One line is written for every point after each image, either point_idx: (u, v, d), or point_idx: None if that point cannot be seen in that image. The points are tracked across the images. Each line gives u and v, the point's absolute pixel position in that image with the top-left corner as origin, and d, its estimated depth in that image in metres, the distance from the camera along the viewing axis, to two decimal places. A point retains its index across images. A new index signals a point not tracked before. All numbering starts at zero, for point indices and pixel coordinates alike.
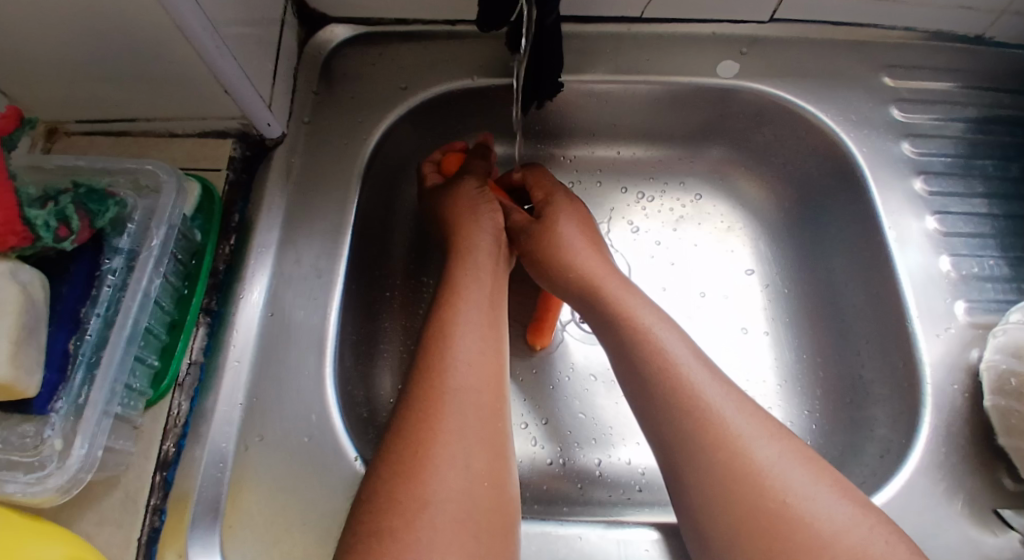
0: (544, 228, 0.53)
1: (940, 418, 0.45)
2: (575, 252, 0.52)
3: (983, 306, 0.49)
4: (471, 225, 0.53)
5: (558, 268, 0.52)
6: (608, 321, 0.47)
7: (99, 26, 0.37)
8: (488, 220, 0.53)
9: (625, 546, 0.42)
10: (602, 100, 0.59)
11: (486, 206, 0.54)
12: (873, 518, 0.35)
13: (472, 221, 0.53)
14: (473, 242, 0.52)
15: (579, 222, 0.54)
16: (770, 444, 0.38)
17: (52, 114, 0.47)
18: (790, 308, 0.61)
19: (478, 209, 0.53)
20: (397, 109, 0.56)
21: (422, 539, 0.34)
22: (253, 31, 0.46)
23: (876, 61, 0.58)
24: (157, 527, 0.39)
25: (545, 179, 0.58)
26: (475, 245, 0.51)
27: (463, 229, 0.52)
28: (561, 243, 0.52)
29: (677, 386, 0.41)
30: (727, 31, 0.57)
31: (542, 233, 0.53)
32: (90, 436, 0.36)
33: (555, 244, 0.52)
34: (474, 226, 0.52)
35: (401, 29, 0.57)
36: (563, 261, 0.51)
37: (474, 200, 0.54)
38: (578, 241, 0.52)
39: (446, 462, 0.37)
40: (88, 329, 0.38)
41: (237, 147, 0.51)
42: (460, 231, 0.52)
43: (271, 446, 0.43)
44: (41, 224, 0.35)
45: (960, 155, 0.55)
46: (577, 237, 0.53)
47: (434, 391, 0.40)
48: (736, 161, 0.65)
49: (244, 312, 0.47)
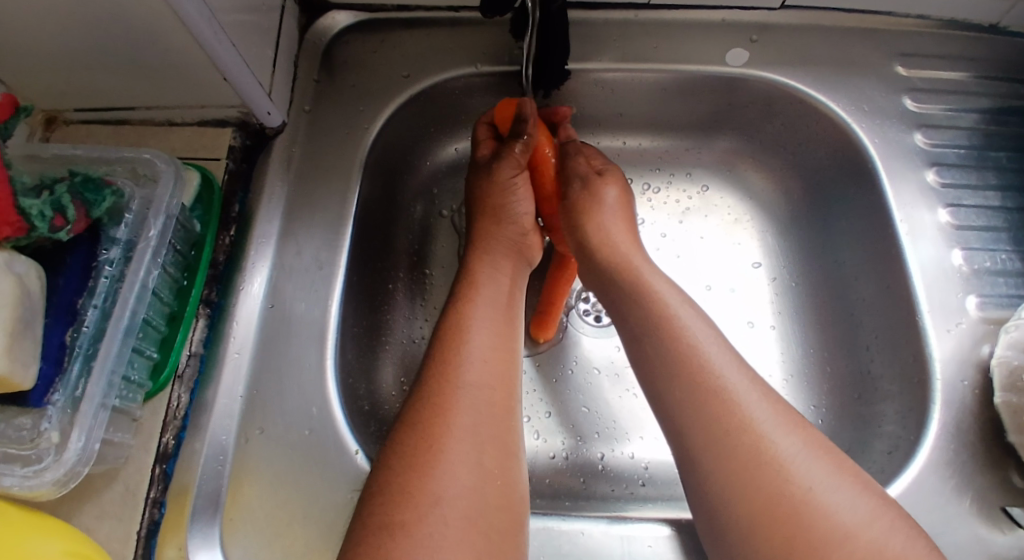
0: (595, 179, 0.53)
1: (949, 414, 0.45)
2: (609, 222, 0.52)
3: (996, 300, 0.48)
4: (504, 210, 0.52)
5: (593, 225, 0.51)
6: (633, 311, 0.46)
7: (89, 10, 0.36)
8: (523, 196, 0.53)
9: (629, 542, 0.42)
10: (609, 88, 0.58)
11: (524, 176, 0.53)
12: (893, 513, 0.34)
13: (507, 206, 0.52)
14: (499, 235, 0.52)
15: (621, 190, 0.54)
16: (793, 436, 0.37)
17: (50, 102, 0.46)
18: (798, 302, 0.60)
19: (517, 180, 0.52)
20: (399, 97, 0.55)
21: (433, 534, 0.33)
22: (253, 17, 0.45)
23: (889, 49, 0.56)
24: (156, 521, 0.38)
25: (596, 154, 0.56)
26: (500, 238, 0.52)
27: (486, 227, 0.52)
28: (603, 201, 0.52)
29: (687, 378, 0.40)
30: (737, 18, 0.56)
31: (593, 186, 0.53)
32: (87, 429, 0.35)
33: (599, 202, 0.52)
34: (509, 211, 0.52)
35: (404, 17, 0.56)
36: (595, 224, 0.51)
37: (507, 184, 0.52)
38: (614, 220, 0.52)
39: (458, 457, 0.37)
40: (85, 321, 0.37)
41: (237, 135, 0.50)
42: (489, 226, 0.52)
43: (272, 439, 0.43)
44: (35, 213, 0.35)
45: (974, 147, 0.54)
46: (617, 207, 0.53)
47: (447, 385, 0.40)
48: (743, 152, 0.64)
49: (244, 303, 0.46)
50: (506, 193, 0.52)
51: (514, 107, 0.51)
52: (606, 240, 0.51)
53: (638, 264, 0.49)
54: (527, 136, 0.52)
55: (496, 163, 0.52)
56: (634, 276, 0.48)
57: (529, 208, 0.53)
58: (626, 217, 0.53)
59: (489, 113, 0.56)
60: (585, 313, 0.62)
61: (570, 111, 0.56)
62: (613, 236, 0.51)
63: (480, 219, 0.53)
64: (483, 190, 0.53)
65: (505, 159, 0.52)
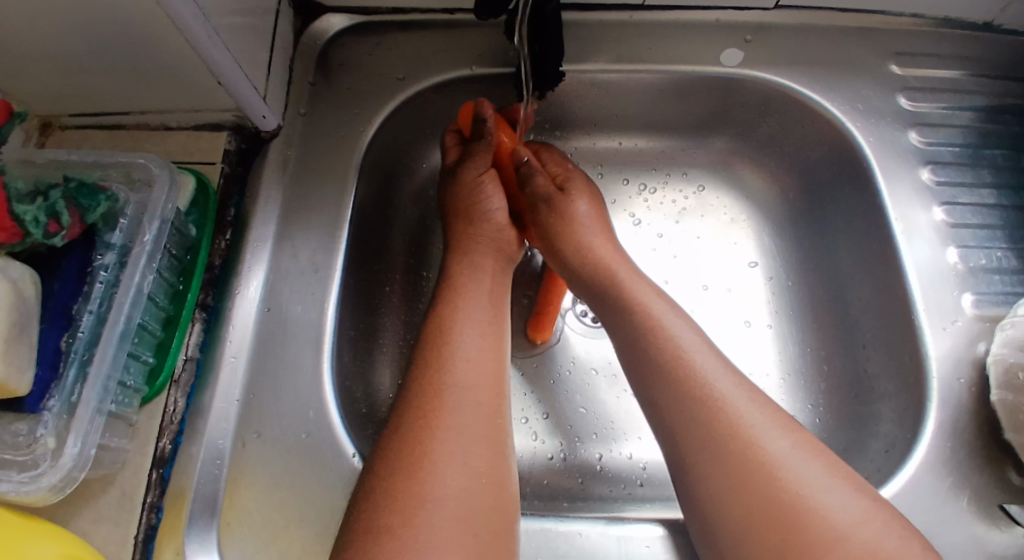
0: (561, 198, 0.53)
1: (946, 413, 0.45)
2: (585, 232, 0.52)
3: (991, 298, 0.48)
4: (477, 209, 0.53)
5: (569, 246, 0.52)
6: (620, 313, 0.46)
7: (84, 16, 0.36)
8: (492, 193, 0.53)
9: (626, 542, 0.42)
10: (604, 90, 0.58)
11: (493, 175, 0.53)
12: (885, 513, 0.34)
13: (480, 205, 0.53)
14: (478, 235, 0.52)
15: (591, 203, 0.54)
16: (782, 436, 0.37)
17: (45, 108, 0.46)
18: (795, 301, 0.60)
19: (486, 179, 0.53)
20: (394, 99, 0.55)
21: (421, 536, 0.33)
22: (248, 21, 0.45)
23: (884, 48, 0.56)
24: (153, 525, 0.38)
25: (559, 159, 0.57)
26: (478, 238, 0.52)
27: (462, 229, 0.53)
28: (576, 218, 0.52)
29: (677, 382, 0.40)
30: (732, 18, 0.56)
31: (561, 207, 0.52)
32: (82, 434, 0.35)
33: (572, 221, 0.52)
34: (481, 210, 0.53)
35: (399, 19, 0.56)
36: (574, 245, 0.51)
37: (474, 184, 0.53)
38: (590, 224, 0.53)
39: (444, 459, 0.37)
40: (81, 326, 0.37)
41: (232, 139, 0.50)
42: (463, 227, 0.53)
43: (269, 443, 0.43)
44: (30, 219, 0.35)
45: (969, 145, 0.54)
46: (590, 220, 0.53)
47: (433, 388, 0.40)
48: (739, 152, 0.64)
49: (240, 307, 0.46)
50: (476, 192, 0.53)
51: (473, 108, 0.51)
52: (589, 256, 0.51)
53: (622, 275, 0.49)
54: (490, 136, 0.51)
55: (462, 165, 0.53)
56: (619, 285, 0.48)
57: (502, 204, 0.53)
58: (602, 226, 0.53)
59: (455, 121, 0.56)
60: (581, 314, 0.62)
61: (531, 106, 0.54)
62: (592, 248, 0.51)
63: (456, 222, 0.53)
64: (454, 195, 0.54)
65: (471, 162, 0.53)
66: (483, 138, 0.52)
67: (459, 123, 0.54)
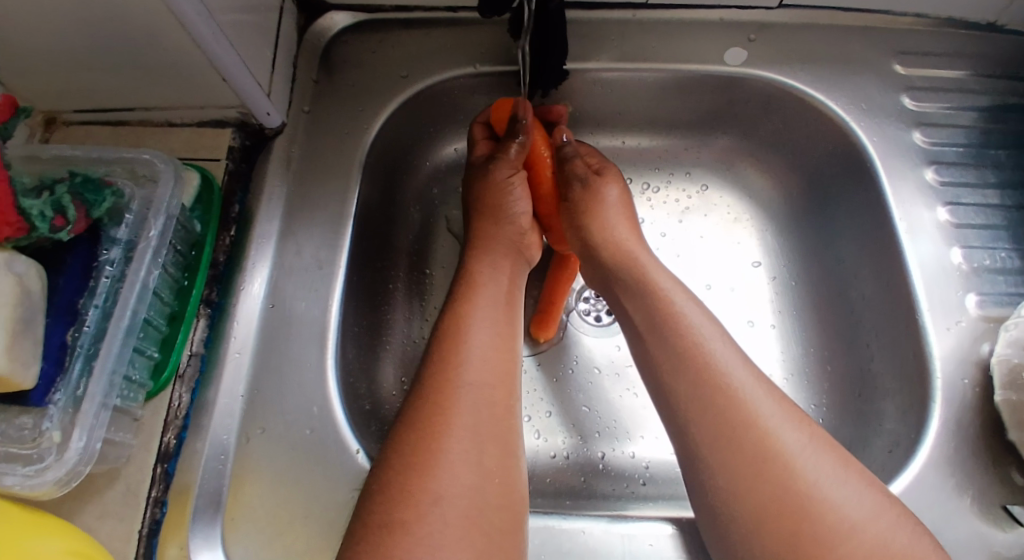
0: (595, 179, 0.53)
1: (950, 412, 0.45)
2: (612, 219, 0.52)
3: (995, 298, 0.48)
4: (502, 210, 0.52)
5: (594, 225, 0.51)
6: (640, 307, 0.46)
7: (89, 11, 0.36)
8: (520, 197, 0.53)
9: (630, 540, 0.42)
10: (608, 88, 0.58)
11: (520, 178, 0.52)
12: (899, 509, 0.35)
13: (505, 206, 0.52)
14: (499, 237, 0.51)
15: (621, 189, 0.54)
16: (800, 433, 0.37)
17: (49, 103, 0.46)
18: (798, 301, 0.60)
19: (513, 181, 0.52)
20: (397, 97, 0.55)
21: (433, 534, 0.33)
22: (253, 18, 0.45)
23: (887, 48, 0.56)
24: (158, 520, 0.38)
25: (593, 153, 0.56)
26: (499, 239, 0.51)
27: (484, 227, 0.52)
28: (604, 200, 0.52)
29: (696, 373, 0.40)
30: (735, 17, 0.56)
31: (594, 187, 0.52)
32: (88, 429, 0.35)
33: (602, 205, 0.52)
34: (507, 210, 0.52)
35: (402, 17, 0.56)
36: (598, 224, 0.51)
37: (503, 185, 0.52)
38: (619, 213, 0.52)
39: (458, 456, 0.37)
40: (86, 321, 0.37)
41: (237, 136, 0.50)
42: (485, 226, 0.52)
43: (272, 439, 0.43)
44: (36, 214, 0.35)
45: (972, 145, 0.54)
46: (618, 207, 0.52)
47: (447, 385, 0.40)
48: (742, 151, 0.64)
49: (244, 303, 0.46)
50: (504, 193, 0.52)
51: (511, 106, 0.52)
52: (612, 241, 0.50)
53: (646, 262, 0.49)
54: (524, 136, 0.52)
55: (493, 164, 0.52)
56: (640, 273, 0.48)
57: (528, 208, 0.53)
58: (628, 215, 0.53)
59: (485, 112, 0.56)
60: (585, 313, 0.62)
61: (565, 109, 0.56)
62: (618, 234, 0.51)
63: (478, 220, 0.52)
64: (478, 192, 0.53)
65: (501, 161, 0.52)
66: (517, 135, 0.52)
67: (494, 117, 0.54)
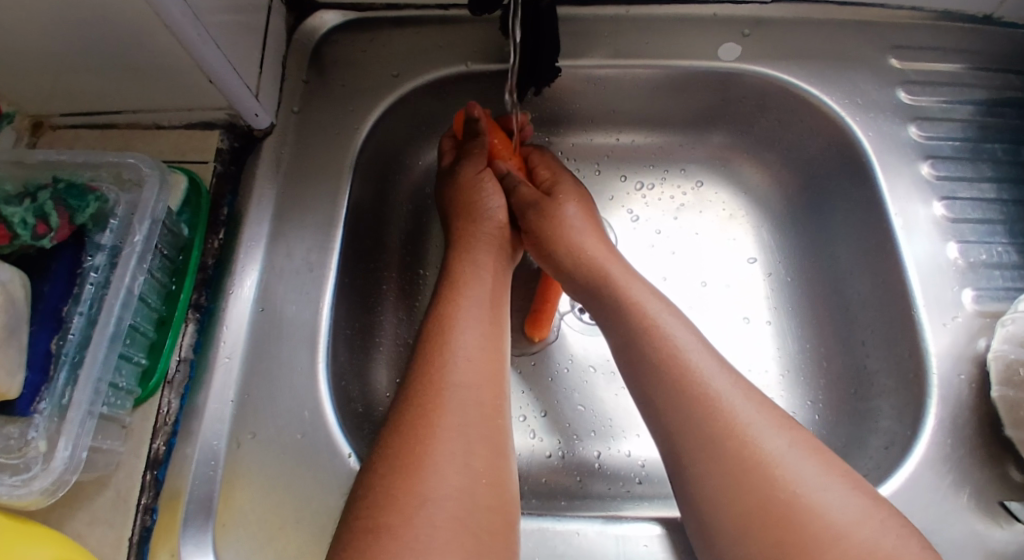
0: (548, 202, 0.53)
1: (946, 410, 0.44)
2: (575, 233, 0.51)
3: (992, 294, 0.48)
4: (477, 207, 0.53)
5: (558, 245, 0.51)
6: (615, 319, 0.46)
7: (72, 12, 0.35)
8: (492, 193, 0.54)
9: (624, 541, 0.42)
10: (602, 85, 0.57)
11: (489, 174, 0.54)
12: (885, 511, 0.34)
13: (479, 202, 0.53)
14: (477, 232, 0.52)
15: (580, 206, 0.54)
16: (780, 435, 0.37)
17: (36, 107, 0.46)
18: (794, 297, 0.60)
19: (483, 177, 0.53)
20: (388, 98, 0.54)
21: (421, 536, 0.33)
22: (240, 18, 0.44)
23: (883, 42, 0.56)
24: (148, 526, 0.38)
25: (550, 162, 0.58)
26: (477, 237, 0.52)
27: (462, 227, 0.53)
28: (563, 222, 0.52)
29: (676, 381, 0.40)
30: (729, 12, 0.55)
31: (549, 210, 0.52)
32: (74, 437, 0.35)
33: (559, 224, 0.52)
34: (481, 207, 0.53)
35: (393, 15, 0.56)
36: (565, 247, 0.51)
37: (474, 182, 0.53)
38: (582, 223, 0.52)
39: (445, 459, 0.36)
40: (71, 329, 0.37)
41: (225, 138, 0.49)
42: (463, 225, 0.53)
43: (263, 444, 0.42)
44: (17, 221, 0.36)
45: (969, 139, 0.53)
46: (580, 221, 0.52)
47: (434, 387, 0.40)
48: (738, 147, 0.63)
49: (233, 308, 0.46)
50: (474, 190, 0.53)
51: (465, 110, 0.53)
52: (583, 257, 0.50)
53: (610, 269, 0.49)
54: (482, 133, 0.53)
55: (459, 164, 0.54)
56: (611, 283, 0.48)
57: (501, 202, 0.54)
58: (593, 227, 0.53)
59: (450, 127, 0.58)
60: (579, 312, 0.61)
61: (526, 117, 0.57)
62: (586, 250, 0.50)
63: (457, 221, 0.53)
64: (454, 195, 0.54)
65: (468, 160, 0.53)
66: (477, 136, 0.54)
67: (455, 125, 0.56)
